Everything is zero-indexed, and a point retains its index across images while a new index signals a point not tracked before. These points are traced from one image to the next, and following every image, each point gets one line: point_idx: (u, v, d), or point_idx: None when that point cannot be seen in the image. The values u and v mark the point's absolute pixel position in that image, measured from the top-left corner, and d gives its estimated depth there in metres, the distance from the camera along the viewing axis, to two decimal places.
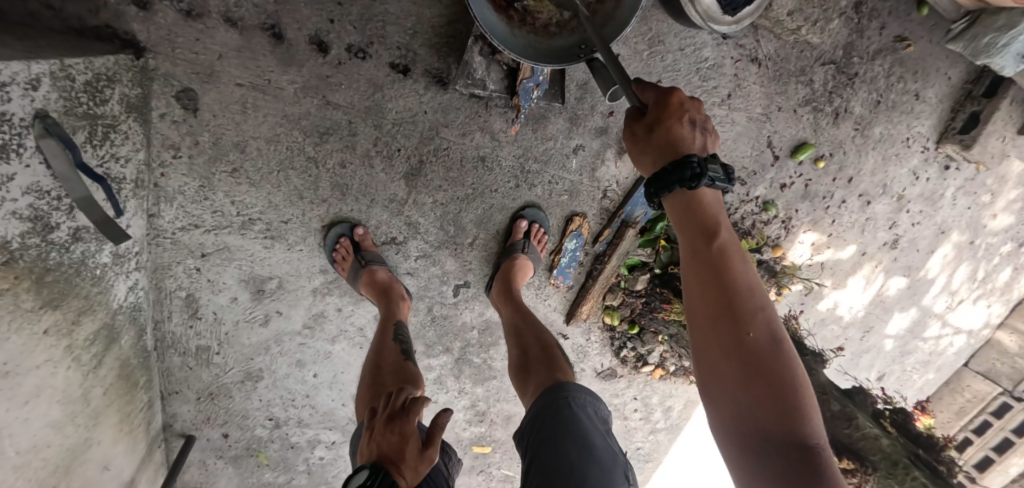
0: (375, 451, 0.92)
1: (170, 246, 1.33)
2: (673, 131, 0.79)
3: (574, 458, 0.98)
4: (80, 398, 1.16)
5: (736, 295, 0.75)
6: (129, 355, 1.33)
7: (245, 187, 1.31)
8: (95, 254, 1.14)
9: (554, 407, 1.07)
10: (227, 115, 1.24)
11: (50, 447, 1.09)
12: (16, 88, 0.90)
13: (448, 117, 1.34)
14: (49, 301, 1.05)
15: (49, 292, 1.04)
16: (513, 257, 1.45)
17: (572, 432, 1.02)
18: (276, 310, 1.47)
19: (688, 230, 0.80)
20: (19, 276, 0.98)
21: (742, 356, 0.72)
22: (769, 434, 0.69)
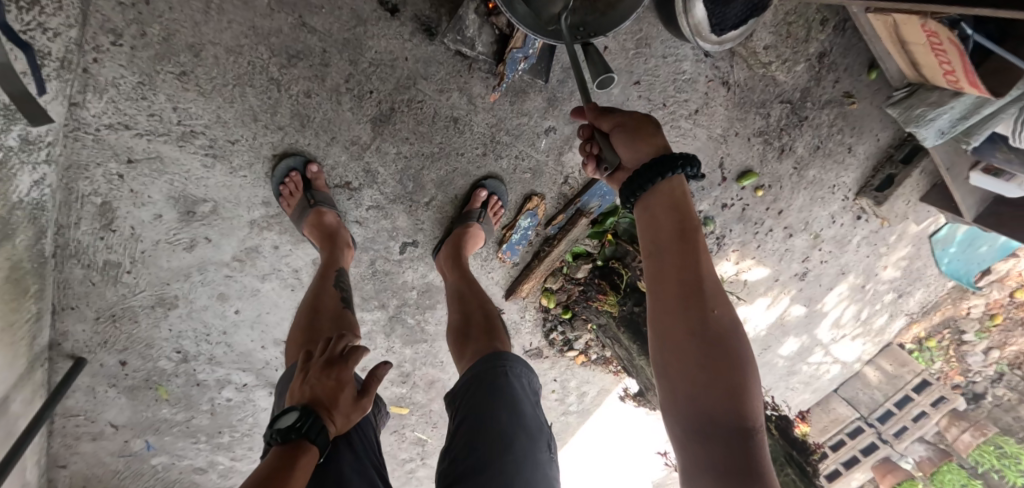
0: (308, 394, 0.96)
1: (91, 144, 1.18)
2: (657, 136, 0.88)
3: (503, 425, 1.01)
4: None
5: (699, 275, 0.77)
6: (25, 259, 1.19)
7: (193, 95, 1.19)
8: (1, 134, 1.01)
9: (488, 374, 1.09)
10: (186, 11, 1.11)
11: None
12: None
13: (429, 70, 1.29)
14: None
15: None
16: (466, 225, 1.44)
17: (505, 398, 1.05)
18: (204, 236, 1.36)
19: (662, 215, 0.83)
20: None
21: (701, 343, 0.73)
22: (715, 418, 0.69)
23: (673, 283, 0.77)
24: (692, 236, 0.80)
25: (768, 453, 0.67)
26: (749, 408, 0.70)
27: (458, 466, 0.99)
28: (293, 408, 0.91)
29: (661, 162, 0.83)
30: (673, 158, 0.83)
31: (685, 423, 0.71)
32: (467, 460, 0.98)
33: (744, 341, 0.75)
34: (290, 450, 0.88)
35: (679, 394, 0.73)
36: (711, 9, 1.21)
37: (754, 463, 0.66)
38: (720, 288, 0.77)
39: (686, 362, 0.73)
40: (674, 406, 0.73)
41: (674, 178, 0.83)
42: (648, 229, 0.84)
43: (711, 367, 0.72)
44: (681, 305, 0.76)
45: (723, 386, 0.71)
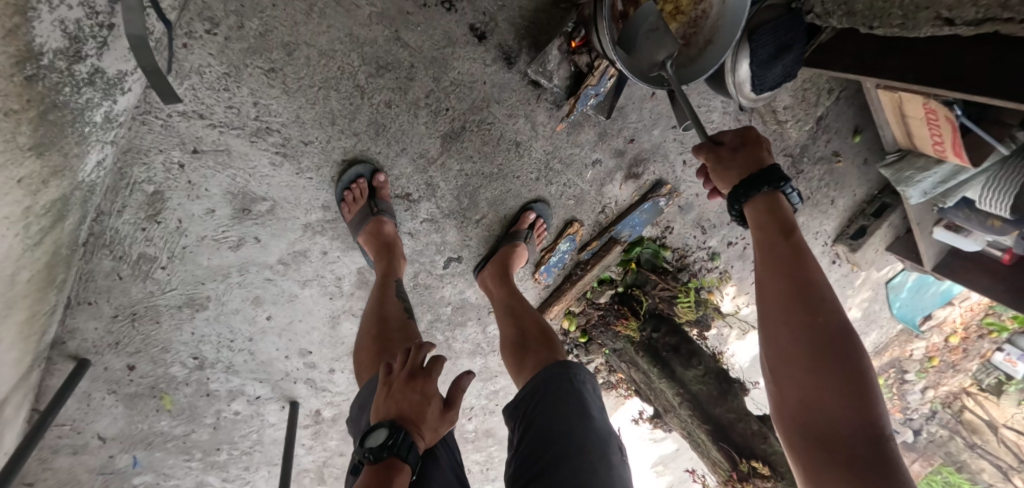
0: (393, 409, 0.96)
1: (159, 130, 1.13)
2: (747, 159, 0.96)
3: (575, 428, 1.06)
4: (5, 279, 0.94)
5: (801, 286, 0.85)
6: (63, 247, 1.10)
7: (277, 92, 1.18)
8: (94, 109, 0.94)
9: (557, 380, 1.13)
10: (289, 10, 1.11)
11: None
12: None
13: (502, 95, 1.35)
14: (36, 144, 0.86)
15: (45, 132, 0.87)
16: (515, 243, 1.48)
17: (574, 404, 1.10)
18: (254, 236, 1.31)
19: (762, 231, 0.92)
20: (29, 99, 0.81)
21: (812, 347, 0.81)
22: (834, 419, 0.78)
23: (778, 294, 0.86)
24: (790, 249, 0.89)
25: (894, 450, 0.75)
26: (869, 407, 0.77)
27: (531, 468, 1.02)
28: (383, 426, 0.91)
29: (755, 186, 0.92)
30: (766, 181, 0.92)
31: (804, 427, 0.80)
32: (546, 458, 1.02)
33: (858, 339, 0.82)
34: (384, 469, 0.89)
35: (794, 399, 0.82)
36: (755, 72, 1.32)
37: (880, 462, 0.74)
38: (826, 293, 0.85)
39: (799, 367, 0.82)
40: (792, 411, 0.82)
41: (768, 198, 0.93)
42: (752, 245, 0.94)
43: (822, 370, 0.80)
44: (787, 315, 0.85)
45: (838, 386, 0.78)
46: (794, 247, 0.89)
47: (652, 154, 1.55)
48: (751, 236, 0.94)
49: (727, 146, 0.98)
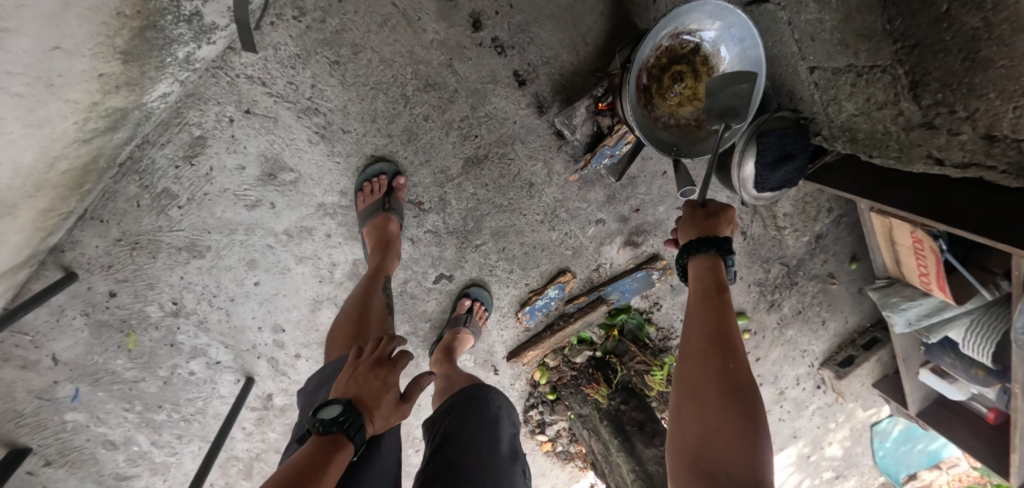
0: (353, 390, 0.97)
1: (223, 85, 1.27)
2: (707, 220, 1.06)
3: (481, 450, 1.04)
4: (49, 159, 1.05)
5: (723, 336, 0.92)
6: (101, 160, 1.20)
7: (334, 82, 1.33)
8: (181, 44, 1.10)
9: (473, 401, 1.12)
10: (366, 19, 1.29)
11: None
12: None
13: (528, 137, 1.49)
14: (126, 52, 1.03)
15: (137, 46, 1.04)
16: (455, 328, 1.55)
17: (485, 428, 1.09)
18: (270, 202, 1.40)
19: (700, 284, 1.00)
20: (139, 13, 1.00)
21: (718, 389, 0.86)
22: (722, 456, 0.79)
23: (699, 338, 0.93)
24: (721, 304, 0.96)
25: None
26: (757, 456, 0.79)
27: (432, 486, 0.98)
28: (338, 401, 0.91)
29: (707, 244, 1.02)
30: (716, 242, 1.02)
31: (694, 460, 0.82)
32: (450, 475, 1.00)
33: (759, 397, 0.87)
34: (328, 443, 0.89)
35: (691, 434, 0.84)
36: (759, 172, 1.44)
37: None
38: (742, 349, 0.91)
39: (703, 405, 0.85)
40: (687, 444, 0.84)
41: (715, 257, 1.01)
42: (690, 293, 1.01)
43: (725, 413, 0.83)
44: (705, 357, 0.90)
45: (732, 428, 0.82)
46: (722, 304, 0.96)
47: (652, 226, 1.66)
48: (690, 286, 1.02)
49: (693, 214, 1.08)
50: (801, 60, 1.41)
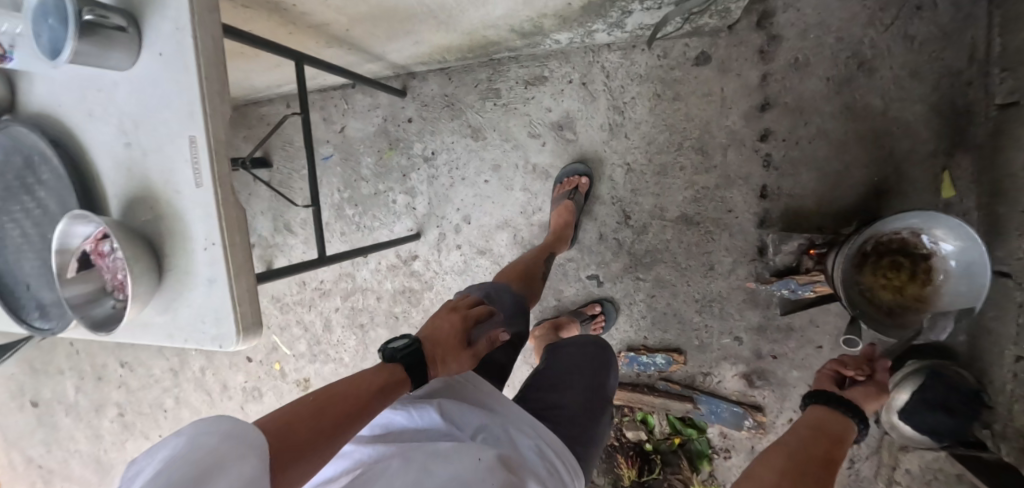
0: (428, 335, 1.14)
1: (582, 60, 1.77)
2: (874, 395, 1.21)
3: (591, 390, 1.30)
4: (482, 28, 1.56)
5: (832, 464, 1.02)
6: (486, 50, 1.75)
7: (644, 106, 1.75)
8: (599, 23, 1.56)
9: (592, 349, 1.41)
10: (696, 86, 1.71)
11: (453, 18, 1.47)
12: None
13: (736, 235, 1.74)
14: (580, 8, 1.46)
15: (585, 10, 1.47)
16: (571, 318, 1.79)
17: (597, 372, 1.35)
18: (541, 141, 1.85)
19: (835, 421, 1.12)
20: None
21: (813, 474, 0.98)
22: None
23: (820, 453, 1.03)
24: (843, 448, 1.07)
25: None
26: None
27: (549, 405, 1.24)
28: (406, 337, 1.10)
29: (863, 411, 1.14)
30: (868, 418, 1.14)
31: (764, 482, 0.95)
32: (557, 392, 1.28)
33: None
34: (388, 369, 1.05)
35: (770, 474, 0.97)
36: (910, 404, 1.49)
37: None
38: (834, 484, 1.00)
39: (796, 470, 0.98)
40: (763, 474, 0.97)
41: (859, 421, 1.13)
42: (822, 416, 1.13)
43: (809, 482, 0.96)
44: (816, 461, 1.01)
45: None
46: (843, 445, 1.08)
47: (774, 377, 1.76)
48: (822, 413, 1.14)
49: (849, 377, 1.25)
50: (1011, 342, 1.38)
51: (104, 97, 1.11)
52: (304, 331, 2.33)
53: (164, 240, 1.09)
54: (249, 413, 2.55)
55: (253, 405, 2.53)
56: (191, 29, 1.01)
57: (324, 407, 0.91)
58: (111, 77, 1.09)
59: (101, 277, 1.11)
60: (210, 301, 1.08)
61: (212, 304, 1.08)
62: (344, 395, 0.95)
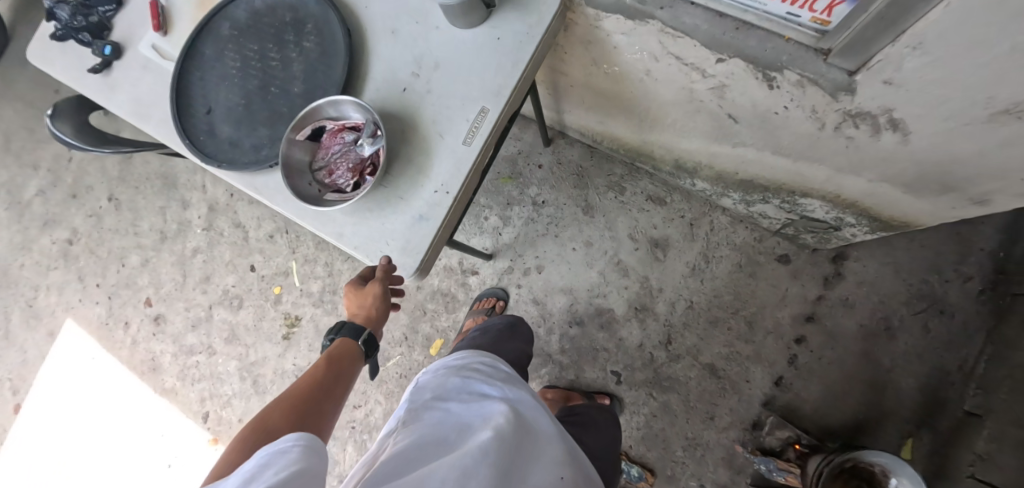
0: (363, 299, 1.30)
1: (699, 208, 2.10)
2: None
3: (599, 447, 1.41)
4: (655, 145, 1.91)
5: None
6: (638, 157, 2.08)
7: (725, 267, 2.07)
8: (735, 195, 1.93)
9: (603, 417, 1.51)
10: (770, 277, 2.05)
11: (650, 128, 1.80)
12: (849, 234, 1.80)
13: (742, 403, 2.01)
14: (738, 178, 1.82)
15: (739, 182, 1.83)
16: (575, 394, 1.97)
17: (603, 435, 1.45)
18: (633, 245, 2.12)
19: None
20: (765, 184, 1.76)
21: None
22: None
23: None
24: None
25: None
26: None
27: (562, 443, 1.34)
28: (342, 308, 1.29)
29: None
30: None
31: None
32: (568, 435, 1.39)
33: None
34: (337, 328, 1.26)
35: None
36: None
37: None
38: None
39: None
40: None
41: None
42: None
43: None
44: None
45: None
46: None
47: None
48: None
49: None
50: None
51: (421, 32, 1.34)
52: (327, 276, 2.35)
53: (408, 163, 1.26)
54: (215, 317, 2.43)
55: (225, 312, 2.43)
56: (538, 40, 1.27)
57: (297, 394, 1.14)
58: (440, 24, 1.33)
59: (325, 151, 1.27)
60: (414, 234, 1.24)
61: (413, 237, 1.24)
62: (313, 383, 1.19)
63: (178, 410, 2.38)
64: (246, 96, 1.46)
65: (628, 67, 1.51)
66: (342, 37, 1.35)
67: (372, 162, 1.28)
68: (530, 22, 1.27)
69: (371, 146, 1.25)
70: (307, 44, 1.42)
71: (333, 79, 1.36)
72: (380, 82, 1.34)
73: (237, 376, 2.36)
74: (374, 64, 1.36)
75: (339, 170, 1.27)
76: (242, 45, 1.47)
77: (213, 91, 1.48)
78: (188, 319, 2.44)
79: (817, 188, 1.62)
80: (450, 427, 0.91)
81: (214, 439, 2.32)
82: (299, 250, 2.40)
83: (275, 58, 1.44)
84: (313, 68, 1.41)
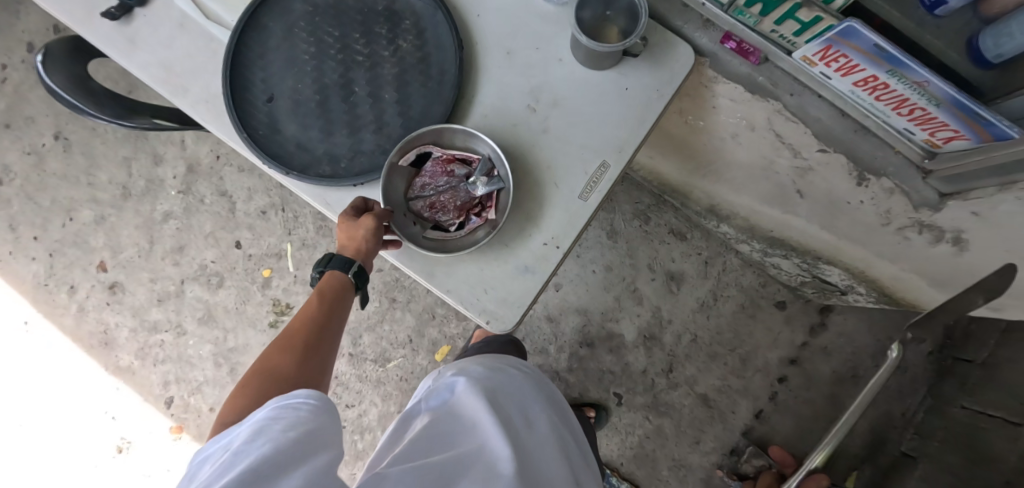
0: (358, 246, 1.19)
1: (716, 248, 2.21)
2: None
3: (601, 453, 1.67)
4: (696, 188, 1.97)
5: None
6: (669, 193, 2.15)
7: (731, 307, 2.20)
8: (756, 245, 2.05)
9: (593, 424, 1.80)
10: (768, 321, 2.21)
11: (701, 175, 1.87)
12: (850, 297, 1.97)
13: (725, 432, 2.18)
14: (767, 236, 1.94)
15: (768, 239, 1.95)
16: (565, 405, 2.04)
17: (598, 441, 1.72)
18: (649, 274, 2.22)
19: None
20: (793, 246, 1.88)
21: None
22: None
23: None
24: None
25: None
26: None
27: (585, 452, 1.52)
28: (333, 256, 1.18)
29: None
30: None
31: None
32: None
33: None
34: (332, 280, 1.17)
35: None
36: None
37: None
38: None
39: None
40: None
41: None
42: None
43: None
44: None
45: None
46: None
47: None
48: None
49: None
50: None
51: (539, 59, 1.30)
52: None
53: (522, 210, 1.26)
54: (187, 294, 2.16)
55: (199, 289, 2.17)
56: (667, 100, 1.28)
57: (290, 346, 1.04)
58: (562, 55, 1.30)
59: (434, 181, 1.25)
60: (516, 285, 1.25)
61: (515, 289, 1.26)
62: (310, 327, 1.08)
63: (133, 392, 2.11)
64: (322, 91, 1.36)
65: (717, 126, 1.60)
66: (455, 53, 1.29)
67: (481, 202, 1.27)
68: (660, 78, 1.28)
69: (482, 187, 1.23)
70: (403, 43, 1.34)
71: (439, 95, 1.32)
72: (490, 107, 1.31)
73: (210, 361, 2.14)
74: (483, 85, 1.32)
75: (442, 206, 1.26)
76: (325, 36, 1.36)
77: (280, 77, 1.36)
78: (152, 291, 2.15)
79: (849, 259, 1.74)
80: (455, 393, 1.22)
81: (178, 428, 2.09)
82: (296, 232, 2.21)
83: (365, 60, 1.35)
84: (407, 76, 1.34)
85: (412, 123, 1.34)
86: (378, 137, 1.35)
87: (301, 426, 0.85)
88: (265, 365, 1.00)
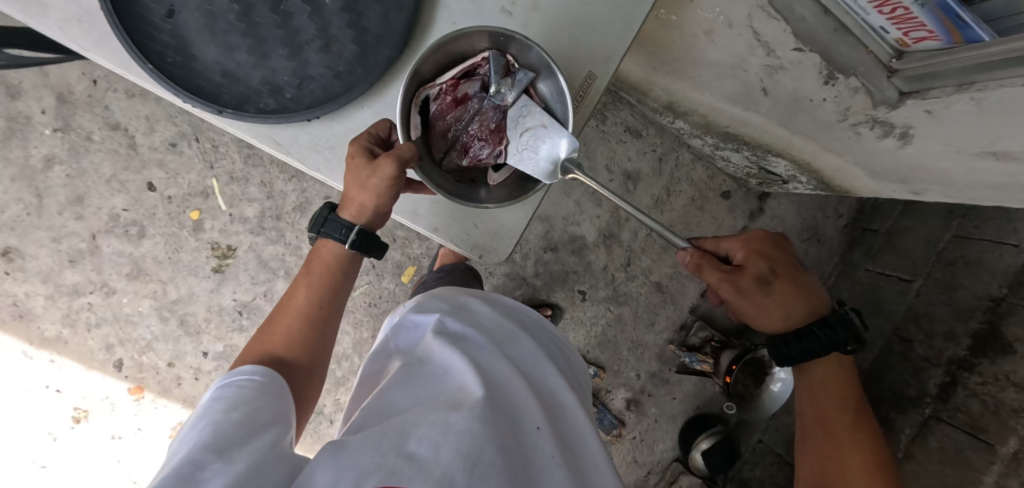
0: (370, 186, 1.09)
1: (668, 140, 2.26)
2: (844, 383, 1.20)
3: None
4: (653, 82, 1.91)
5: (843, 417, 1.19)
6: (626, 87, 2.09)
7: (680, 200, 2.31)
8: (706, 140, 2.10)
9: None
10: (712, 213, 2.35)
11: (663, 72, 1.82)
12: (786, 184, 2.13)
13: (674, 310, 2.41)
14: (722, 135, 1.99)
15: (721, 135, 1.99)
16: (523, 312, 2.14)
17: None
18: (607, 173, 2.21)
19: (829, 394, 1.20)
20: (744, 140, 1.93)
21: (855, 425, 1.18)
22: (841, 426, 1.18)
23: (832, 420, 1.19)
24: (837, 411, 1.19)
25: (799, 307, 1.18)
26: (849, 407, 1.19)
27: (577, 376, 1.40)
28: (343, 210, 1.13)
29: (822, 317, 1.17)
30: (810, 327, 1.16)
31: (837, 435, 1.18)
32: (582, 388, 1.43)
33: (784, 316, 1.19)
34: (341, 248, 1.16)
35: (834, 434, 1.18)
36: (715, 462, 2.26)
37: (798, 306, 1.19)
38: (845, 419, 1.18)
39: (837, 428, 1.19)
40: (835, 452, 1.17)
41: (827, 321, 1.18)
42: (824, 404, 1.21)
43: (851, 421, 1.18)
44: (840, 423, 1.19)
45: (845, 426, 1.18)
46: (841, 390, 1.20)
47: (644, 413, 2.43)
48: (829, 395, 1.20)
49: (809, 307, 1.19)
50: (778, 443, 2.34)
51: None
52: (266, 198, 1.98)
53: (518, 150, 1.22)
54: (104, 249, 1.90)
55: (117, 242, 1.90)
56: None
57: (288, 324, 1.15)
58: None
59: (457, 114, 1.17)
60: (506, 216, 1.28)
61: (504, 219, 1.29)
62: (312, 309, 1.16)
63: (74, 361, 1.92)
64: None
65: (692, 21, 1.54)
66: None
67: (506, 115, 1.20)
68: None
69: (510, 92, 1.15)
70: None
71: (395, 1, 1.14)
72: (461, 14, 1.18)
73: (155, 317, 1.97)
74: None
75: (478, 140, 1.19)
76: None
77: None
78: (60, 252, 1.86)
79: (796, 153, 1.82)
80: (418, 334, 1.13)
81: (138, 388, 1.98)
82: (219, 164, 1.94)
83: None
84: None
85: (366, 36, 1.15)
86: (326, 56, 1.15)
87: (238, 402, 0.90)
88: (267, 343, 1.12)
